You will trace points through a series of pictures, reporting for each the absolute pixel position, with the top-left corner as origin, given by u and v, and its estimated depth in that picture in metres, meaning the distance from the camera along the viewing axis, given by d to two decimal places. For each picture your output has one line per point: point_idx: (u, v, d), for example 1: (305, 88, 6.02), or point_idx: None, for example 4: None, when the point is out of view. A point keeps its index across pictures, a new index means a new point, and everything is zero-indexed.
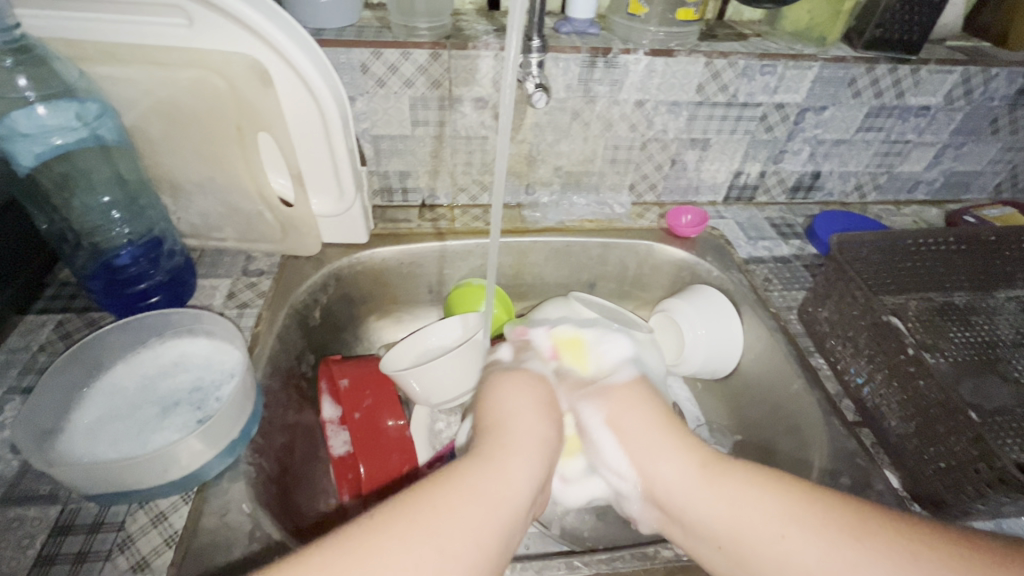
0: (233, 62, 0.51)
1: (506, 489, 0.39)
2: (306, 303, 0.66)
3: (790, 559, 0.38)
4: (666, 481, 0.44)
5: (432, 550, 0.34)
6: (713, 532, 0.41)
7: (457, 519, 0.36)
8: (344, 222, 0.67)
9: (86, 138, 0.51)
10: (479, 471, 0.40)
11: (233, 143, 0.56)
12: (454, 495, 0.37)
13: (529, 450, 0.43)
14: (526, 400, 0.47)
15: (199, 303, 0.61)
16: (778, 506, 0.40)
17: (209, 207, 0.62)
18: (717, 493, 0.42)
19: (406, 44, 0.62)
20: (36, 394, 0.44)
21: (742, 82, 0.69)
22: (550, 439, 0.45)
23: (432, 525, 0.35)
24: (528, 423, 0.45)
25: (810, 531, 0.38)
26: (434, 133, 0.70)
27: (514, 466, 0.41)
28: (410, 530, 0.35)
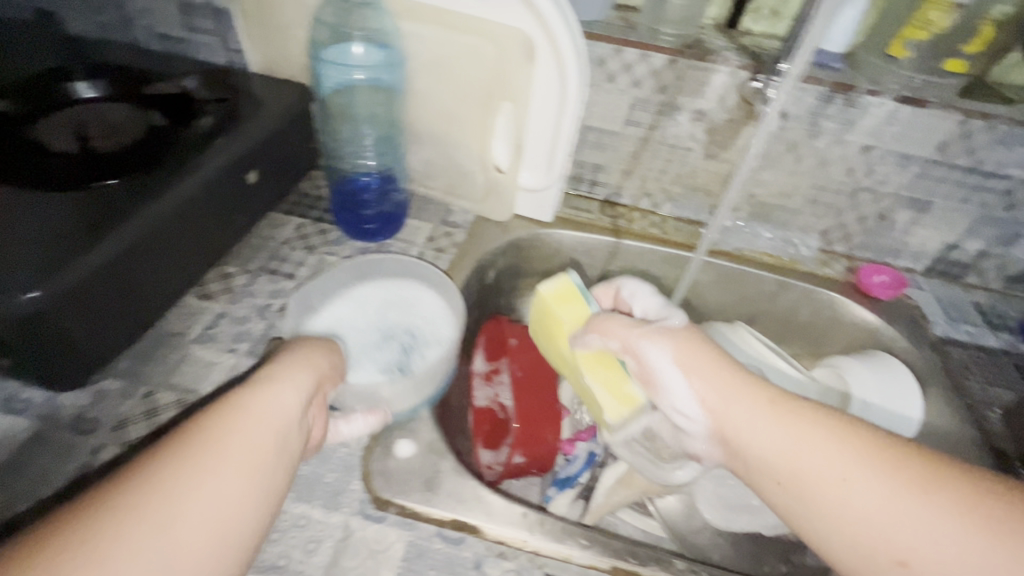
0: (506, 38, 0.56)
1: (260, 410, 0.37)
2: (487, 261, 0.71)
3: (851, 504, 0.36)
4: (748, 442, 0.41)
5: (223, 491, 0.32)
6: (780, 474, 0.39)
7: (237, 458, 0.34)
8: (539, 199, 0.72)
9: (376, 78, 0.62)
10: (228, 410, 0.36)
11: (478, 107, 0.62)
12: (213, 438, 0.34)
13: (293, 372, 0.41)
14: (292, 354, 0.43)
15: (405, 237, 0.69)
16: (882, 479, 0.35)
17: (433, 158, 0.69)
18: (810, 461, 0.38)
19: (648, 46, 0.64)
20: (317, 281, 0.55)
21: (996, 149, 0.63)
22: (320, 371, 0.42)
23: (197, 468, 0.32)
24: (281, 368, 0.41)
25: (910, 504, 0.34)
26: (642, 135, 0.72)
27: (277, 395, 0.38)
28: (193, 475, 0.31)
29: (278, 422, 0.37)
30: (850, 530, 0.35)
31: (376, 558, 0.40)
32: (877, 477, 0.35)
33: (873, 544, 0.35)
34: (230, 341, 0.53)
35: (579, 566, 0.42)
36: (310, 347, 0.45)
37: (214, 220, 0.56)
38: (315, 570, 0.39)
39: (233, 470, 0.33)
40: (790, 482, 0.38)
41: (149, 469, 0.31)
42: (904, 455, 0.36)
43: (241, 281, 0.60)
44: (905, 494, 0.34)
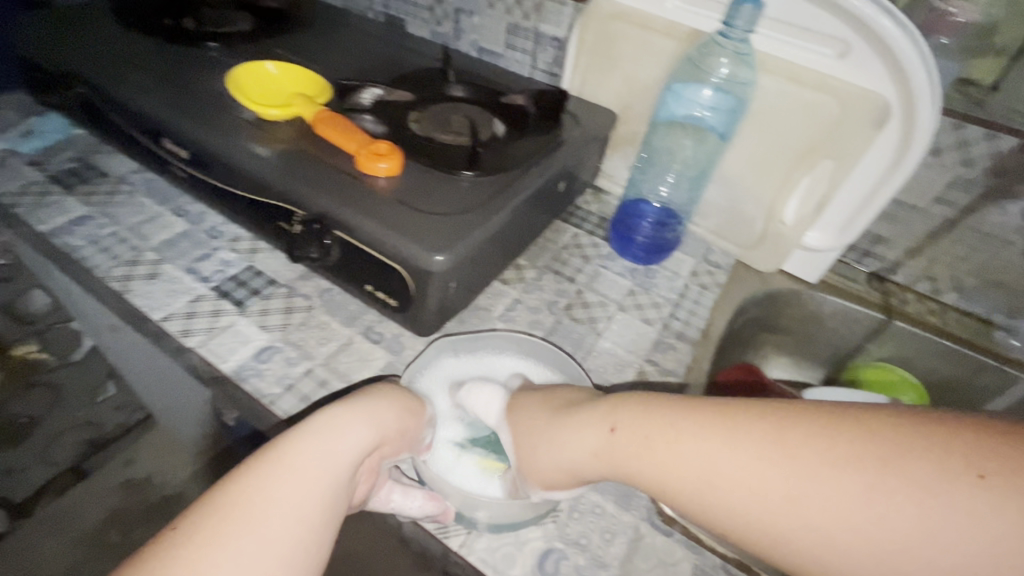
0: (856, 99, 0.56)
1: (308, 464, 0.36)
2: (744, 306, 0.71)
3: (842, 521, 0.26)
4: (547, 458, 0.40)
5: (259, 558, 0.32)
6: (768, 535, 0.28)
7: (275, 515, 0.33)
8: (814, 259, 0.70)
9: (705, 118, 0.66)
10: (276, 459, 0.36)
11: (792, 160, 0.63)
12: (255, 493, 0.34)
13: (353, 420, 0.40)
14: (363, 395, 0.42)
15: (670, 266, 0.71)
16: (763, 465, 0.29)
17: (717, 198, 0.72)
18: (746, 491, 0.29)
19: (998, 127, 0.60)
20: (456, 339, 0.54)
21: None
22: (382, 429, 0.40)
23: (239, 522, 0.32)
24: (344, 412, 0.40)
25: (857, 491, 0.26)
26: (950, 216, 0.67)
27: (315, 447, 0.37)
28: (227, 534, 0.32)
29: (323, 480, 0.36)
30: (864, 556, 0.26)
31: (667, 568, 0.43)
32: (828, 475, 0.27)
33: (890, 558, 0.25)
34: (526, 327, 0.60)
35: None
36: (393, 395, 0.43)
37: (533, 218, 0.63)
38: (612, 558, 0.42)
39: (269, 530, 0.33)
40: (721, 507, 0.30)
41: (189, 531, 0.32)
42: (791, 424, 0.29)
43: (531, 274, 0.67)
44: (853, 479, 0.26)
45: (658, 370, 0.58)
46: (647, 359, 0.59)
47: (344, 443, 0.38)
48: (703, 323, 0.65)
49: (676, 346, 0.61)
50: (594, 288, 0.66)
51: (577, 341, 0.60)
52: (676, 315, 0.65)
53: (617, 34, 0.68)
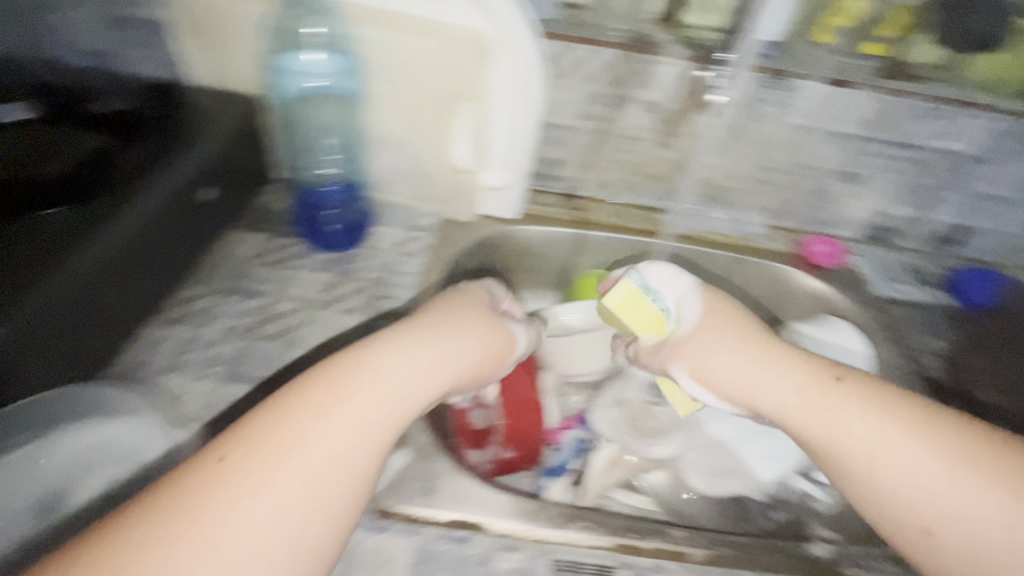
0: (460, 37, 0.57)
1: (348, 411, 0.38)
2: (457, 262, 0.72)
3: (904, 469, 0.40)
4: (720, 362, 0.51)
5: (294, 512, 0.33)
6: (865, 471, 0.41)
7: (313, 452, 0.35)
8: (502, 196, 0.73)
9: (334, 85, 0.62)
10: (371, 376, 0.40)
11: (439, 111, 0.63)
12: (329, 415, 0.37)
13: (437, 361, 0.45)
14: (451, 316, 0.50)
15: (373, 245, 0.68)
16: (894, 434, 0.41)
17: (396, 164, 0.69)
18: (882, 458, 0.40)
19: (597, 42, 0.67)
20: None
21: (913, 123, 0.70)
22: (452, 361, 0.46)
23: (326, 433, 0.36)
24: (453, 330, 0.49)
25: (951, 476, 0.38)
26: (597, 128, 0.75)
27: (313, 429, 0.36)
28: (258, 468, 0.33)
29: (346, 438, 0.36)
30: (920, 502, 0.39)
31: (384, 567, 0.41)
32: (934, 454, 0.39)
33: (913, 515, 0.39)
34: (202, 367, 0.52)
35: (586, 547, 0.43)
36: (479, 330, 0.51)
37: None
38: None
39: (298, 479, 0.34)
40: (837, 447, 0.42)
41: (189, 501, 0.31)
42: (967, 438, 0.40)
43: (208, 302, 0.58)
44: (956, 467, 0.39)
45: None
46: None
47: (411, 401, 0.42)
48: (410, 293, 0.63)
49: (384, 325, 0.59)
50: (287, 295, 0.61)
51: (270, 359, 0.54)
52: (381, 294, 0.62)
53: (217, 10, 0.60)
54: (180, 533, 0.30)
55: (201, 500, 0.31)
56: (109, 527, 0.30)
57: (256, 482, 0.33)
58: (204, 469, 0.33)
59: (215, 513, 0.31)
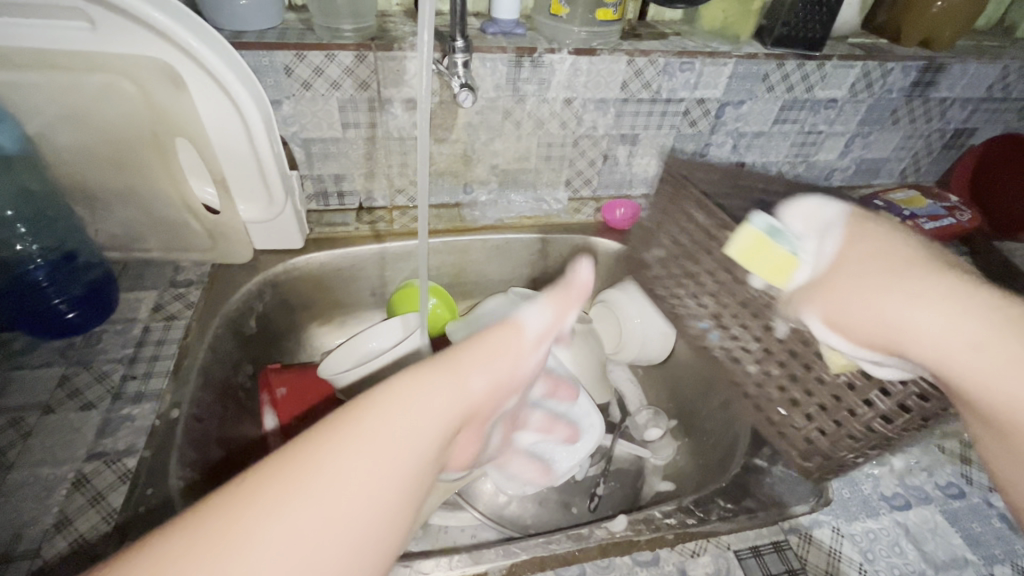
0: (143, 66, 0.49)
1: (391, 423, 0.33)
2: (239, 311, 0.64)
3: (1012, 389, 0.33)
4: (859, 309, 0.39)
5: (325, 544, 0.28)
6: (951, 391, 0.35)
7: (345, 471, 0.30)
8: (275, 228, 0.66)
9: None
10: (375, 419, 0.33)
11: (150, 150, 0.55)
12: (348, 457, 0.30)
13: (450, 395, 0.36)
14: (478, 350, 0.40)
15: (124, 317, 0.59)
16: (949, 303, 0.35)
17: (131, 217, 0.60)
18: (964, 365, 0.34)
19: (330, 45, 0.62)
20: None
21: (664, 79, 0.73)
22: (473, 398, 0.37)
23: (326, 486, 0.29)
24: (461, 367, 0.38)
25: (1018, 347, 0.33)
26: (366, 135, 0.70)
27: (364, 442, 0.31)
28: (288, 492, 0.28)
29: (405, 457, 0.32)
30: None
31: None
32: (972, 331, 0.34)
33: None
34: None
35: None
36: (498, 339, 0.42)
37: None
38: None
39: (329, 503, 0.29)
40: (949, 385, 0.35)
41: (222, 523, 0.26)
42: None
43: None
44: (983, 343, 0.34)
45: (107, 460, 0.47)
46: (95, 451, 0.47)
47: (464, 409, 0.37)
48: (172, 363, 0.55)
49: (136, 411, 0.50)
50: (1, 408, 0.49)
51: None
52: (133, 374, 0.53)
53: None
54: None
55: (228, 524, 0.26)
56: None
57: (259, 519, 0.27)
58: (229, 492, 0.28)
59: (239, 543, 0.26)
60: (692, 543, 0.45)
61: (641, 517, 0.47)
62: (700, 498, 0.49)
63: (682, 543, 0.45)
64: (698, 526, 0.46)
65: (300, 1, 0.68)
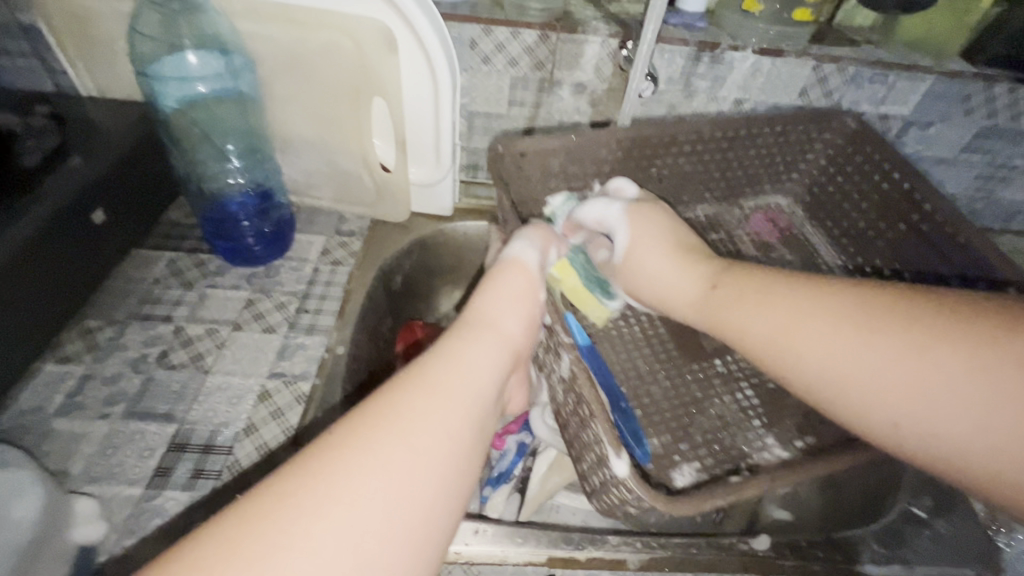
0: (364, 27, 0.52)
1: (458, 383, 0.35)
2: (391, 265, 0.68)
3: (863, 375, 0.35)
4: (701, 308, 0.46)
5: (416, 479, 0.31)
6: (865, 405, 0.35)
7: (429, 426, 0.32)
8: (434, 193, 0.69)
9: (225, 88, 0.57)
10: (437, 366, 0.36)
11: (348, 107, 0.59)
12: (421, 397, 0.34)
13: (492, 345, 0.39)
14: (495, 300, 0.43)
15: (297, 255, 0.64)
16: (833, 331, 0.37)
17: (315, 164, 0.65)
18: (854, 374, 0.35)
19: (517, 23, 0.63)
20: None
21: (849, 89, 0.68)
22: (511, 339, 0.41)
23: (402, 420, 0.32)
24: (492, 319, 0.41)
25: (982, 412, 0.31)
26: (529, 114, 0.71)
27: (436, 407, 0.33)
28: (378, 441, 0.31)
29: (478, 404, 0.35)
30: (862, 405, 0.35)
31: None
32: (916, 360, 0.33)
33: (881, 408, 0.34)
34: (101, 406, 0.48)
35: (516, 564, 0.43)
36: (508, 278, 0.44)
37: (57, 271, 0.49)
38: None
39: (427, 446, 0.32)
40: (838, 386, 0.36)
41: (327, 470, 0.29)
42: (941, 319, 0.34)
43: (109, 334, 0.53)
44: (923, 398, 0.33)
45: (284, 381, 0.51)
46: (274, 372, 0.52)
47: (507, 359, 0.40)
48: (337, 304, 0.60)
49: (307, 342, 0.55)
50: (198, 319, 0.56)
51: (177, 393, 0.49)
52: (305, 309, 0.58)
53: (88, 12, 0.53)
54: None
55: (330, 472, 0.29)
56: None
57: (362, 470, 0.29)
58: (327, 443, 0.31)
59: (347, 484, 0.29)
60: None
61: (786, 541, 0.45)
62: (850, 536, 0.46)
63: None
64: (848, 564, 0.44)
65: None
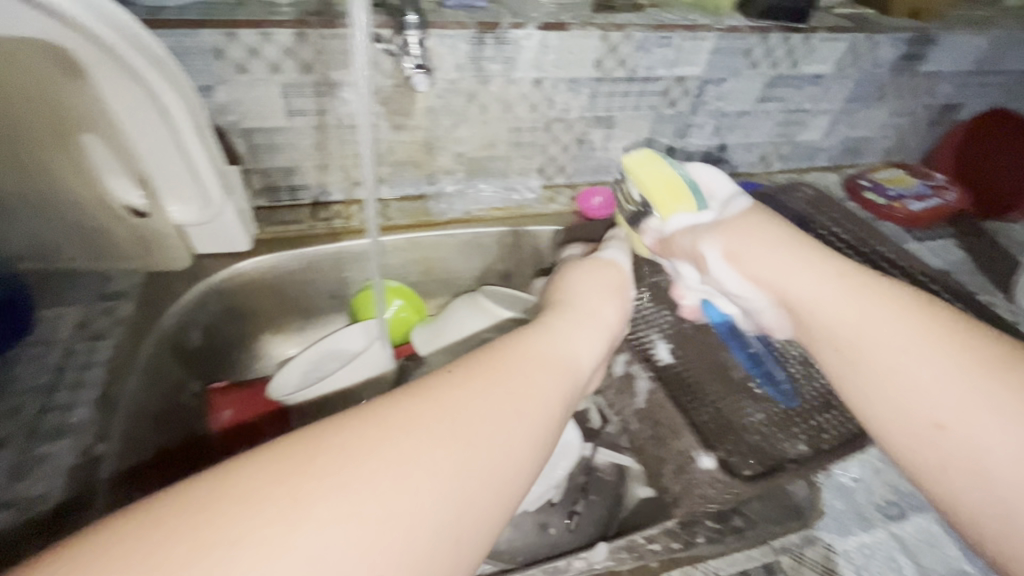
0: (30, 51, 0.42)
1: (539, 382, 0.34)
2: (179, 326, 0.59)
3: (951, 414, 0.35)
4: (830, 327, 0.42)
5: (461, 493, 0.27)
6: (932, 430, 0.35)
7: (483, 426, 0.30)
8: (216, 229, 0.60)
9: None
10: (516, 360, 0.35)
11: (52, 148, 0.47)
12: (493, 390, 0.32)
13: (560, 336, 0.40)
14: (589, 281, 0.49)
15: (41, 338, 0.52)
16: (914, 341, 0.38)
17: (42, 224, 0.53)
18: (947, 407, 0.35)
19: (264, 23, 0.54)
20: None
21: (641, 55, 0.67)
22: (601, 335, 0.43)
23: (471, 416, 0.30)
24: (563, 311, 0.44)
25: (1009, 432, 0.33)
26: (315, 124, 0.63)
27: (498, 407, 0.31)
28: (437, 419, 0.29)
29: (548, 411, 0.33)
30: (924, 436, 0.36)
31: None
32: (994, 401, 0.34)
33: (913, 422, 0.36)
34: None
35: None
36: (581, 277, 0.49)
37: None
38: None
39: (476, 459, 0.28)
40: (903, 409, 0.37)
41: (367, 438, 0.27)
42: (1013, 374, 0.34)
43: None
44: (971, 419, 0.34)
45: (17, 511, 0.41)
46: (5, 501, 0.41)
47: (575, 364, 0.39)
48: (96, 390, 0.49)
49: (53, 450, 0.44)
50: None
51: None
52: (50, 406, 0.47)
53: None
54: (216, 537, 0.23)
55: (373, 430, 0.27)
56: (205, 487, 0.24)
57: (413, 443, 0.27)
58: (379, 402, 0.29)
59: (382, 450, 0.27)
60: (678, 572, 0.42)
61: (623, 544, 0.43)
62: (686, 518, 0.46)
63: (667, 571, 0.42)
64: (685, 550, 0.43)
65: None
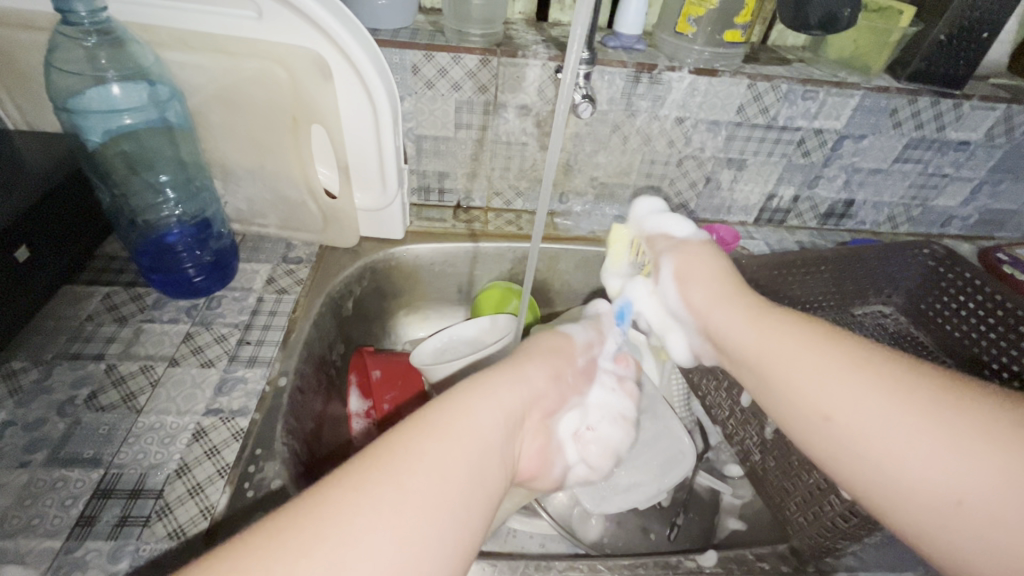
0: (297, 56, 0.53)
1: (472, 429, 0.36)
2: (341, 292, 0.67)
3: (883, 441, 0.34)
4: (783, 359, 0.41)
5: (411, 523, 0.30)
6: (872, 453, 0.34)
7: (426, 473, 0.32)
8: (382, 217, 0.69)
9: (152, 118, 0.56)
10: (452, 410, 0.37)
11: (286, 133, 0.58)
12: (433, 439, 0.34)
13: (505, 390, 0.41)
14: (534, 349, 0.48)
15: (240, 286, 0.63)
16: (856, 369, 0.36)
17: (257, 193, 0.64)
18: (891, 444, 0.34)
19: (458, 48, 0.64)
20: None
21: (784, 105, 0.70)
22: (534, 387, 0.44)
23: (415, 471, 0.32)
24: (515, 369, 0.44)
25: (931, 459, 0.32)
26: (476, 137, 0.72)
27: (438, 456, 0.34)
28: (376, 475, 0.31)
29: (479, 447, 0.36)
30: (866, 461, 0.35)
31: None
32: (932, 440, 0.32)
33: (855, 446, 0.35)
34: (21, 454, 0.45)
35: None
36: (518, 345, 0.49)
37: None
38: None
39: (419, 500, 0.31)
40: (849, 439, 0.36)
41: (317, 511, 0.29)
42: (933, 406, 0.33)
43: (33, 376, 0.51)
44: (928, 451, 0.32)
45: (221, 418, 0.50)
46: (212, 409, 0.50)
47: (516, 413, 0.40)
48: (280, 334, 0.58)
49: (248, 375, 0.54)
50: (132, 356, 0.54)
51: (106, 435, 0.47)
52: (246, 341, 0.57)
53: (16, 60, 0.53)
54: None
55: (317, 506, 0.29)
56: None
57: (361, 508, 0.30)
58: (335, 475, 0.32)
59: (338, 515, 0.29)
60: None
61: (733, 557, 0.45)
62: (797, 548, 0.47)
63: None
64: None
65: (429, 5, 0.72)
